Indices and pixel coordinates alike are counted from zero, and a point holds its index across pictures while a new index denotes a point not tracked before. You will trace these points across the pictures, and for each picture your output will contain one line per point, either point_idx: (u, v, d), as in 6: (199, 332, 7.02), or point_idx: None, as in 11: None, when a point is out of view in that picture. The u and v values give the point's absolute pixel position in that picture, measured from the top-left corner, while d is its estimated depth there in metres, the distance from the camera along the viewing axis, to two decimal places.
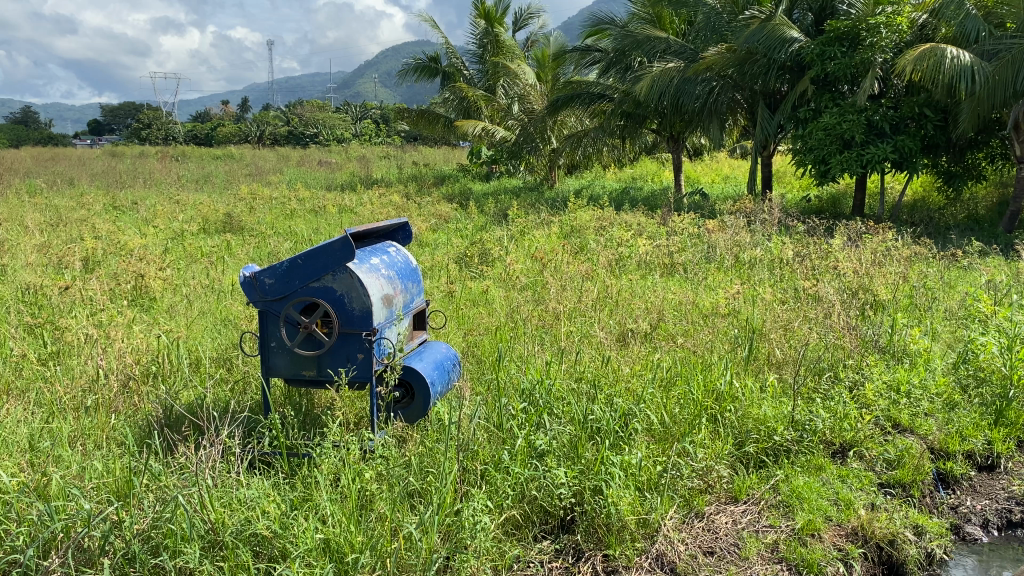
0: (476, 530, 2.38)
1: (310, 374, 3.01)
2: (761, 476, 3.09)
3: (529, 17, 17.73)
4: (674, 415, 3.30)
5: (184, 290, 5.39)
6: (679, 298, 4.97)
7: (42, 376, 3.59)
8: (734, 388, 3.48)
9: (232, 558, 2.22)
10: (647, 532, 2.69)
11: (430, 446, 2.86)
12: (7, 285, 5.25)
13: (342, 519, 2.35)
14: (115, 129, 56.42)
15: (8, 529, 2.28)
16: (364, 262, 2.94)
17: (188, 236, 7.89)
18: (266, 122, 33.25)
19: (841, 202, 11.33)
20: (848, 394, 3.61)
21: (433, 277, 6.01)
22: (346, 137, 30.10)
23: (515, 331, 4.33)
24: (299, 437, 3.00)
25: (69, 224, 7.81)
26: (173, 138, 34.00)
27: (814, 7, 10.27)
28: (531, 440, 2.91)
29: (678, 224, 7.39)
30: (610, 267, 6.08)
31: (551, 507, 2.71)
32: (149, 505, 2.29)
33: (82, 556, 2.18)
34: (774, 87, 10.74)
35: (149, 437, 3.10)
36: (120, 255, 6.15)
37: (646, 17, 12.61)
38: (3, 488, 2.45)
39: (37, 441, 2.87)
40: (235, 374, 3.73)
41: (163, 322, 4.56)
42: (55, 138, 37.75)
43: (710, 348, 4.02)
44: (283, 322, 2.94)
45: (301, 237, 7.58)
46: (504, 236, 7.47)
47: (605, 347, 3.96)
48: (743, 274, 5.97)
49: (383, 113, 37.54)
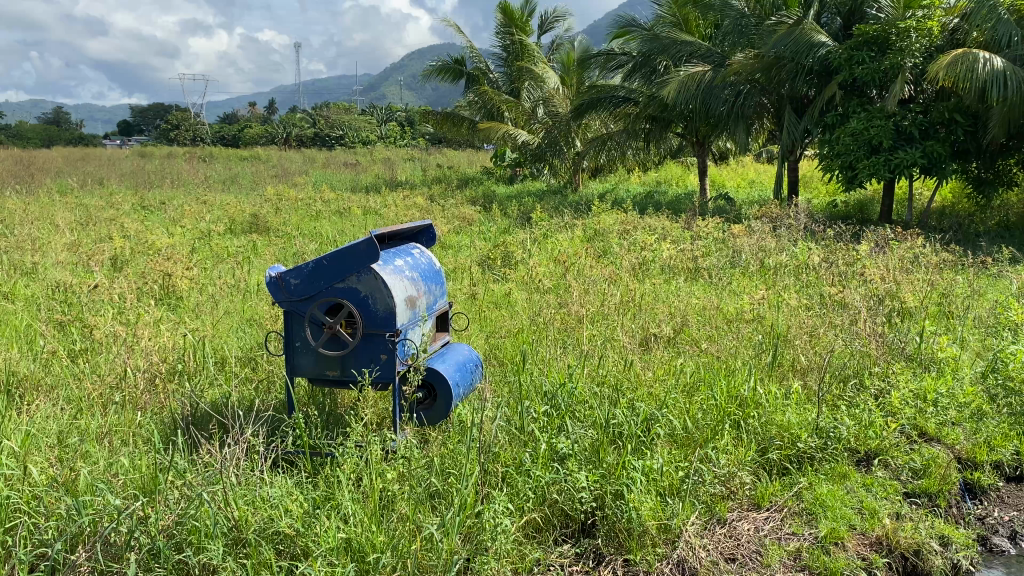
0: (497, 533, 2.36)
1: (334, 374, 3.02)
2: (785, 482, 3.06)
3: (554, 20, 17.72)
4: (697, 421, 3.28)
5: (211, 289, 5.44)
6: (704, 303, 4.95)
7: (71, 373, 3.65)
8: (759, 394, 3.47)
9: (255, 556, 2.24)
10: (668, 538, 2.67)
11: (453, 448, 2.89)
12: (38, 283, 5.33)
13: (364, 519, 2.36)
14: (144, 130, 56.94)
15: (37, 523, 2.33)
16: (388, 264, 2.96)
17: (215, 236, 7.97)
18: (293, 122, 33.48)
19: (868, 206, 11.23)
20: (873, 401, 3.57)
21: (455, 279, 6.05)
22: (372, 140, 30.38)
23: (538, 334, 4.36)
24: (322, 437, 3.02)
25: (99, 224, 7.95)
26: (200, 140, 34.49)
27: (843, 11, 10.17)
28: (552, 444, 2.90)
29: (702, 229, 7.35)
30: (633, 270, 6.05)
31: (572, 510, 2.70)
32: (173, 501, 2.31)
33: (110, 550, 2.19)
34: (801, 92, 10.64)
35: (174, 434, 3.14)
36: (148, 254, 6.22)
37: (672, 22, 12.55)
38: (33, 483, 2.50)
39: (66, 437, 2.91)
40: (259, 373, 3.78)
41: (190, 320, 4.63)
42: (85, 139, 38.39)
43: (734, 353, 4.01)
44: (308, 323, 2.97)
45: (326, 239, 7.63)
46: (527, 239, 7.48)
47: (629, 351, 3.94)
48: (768, 279, 5.92)
49: (408, 116, 37.67)
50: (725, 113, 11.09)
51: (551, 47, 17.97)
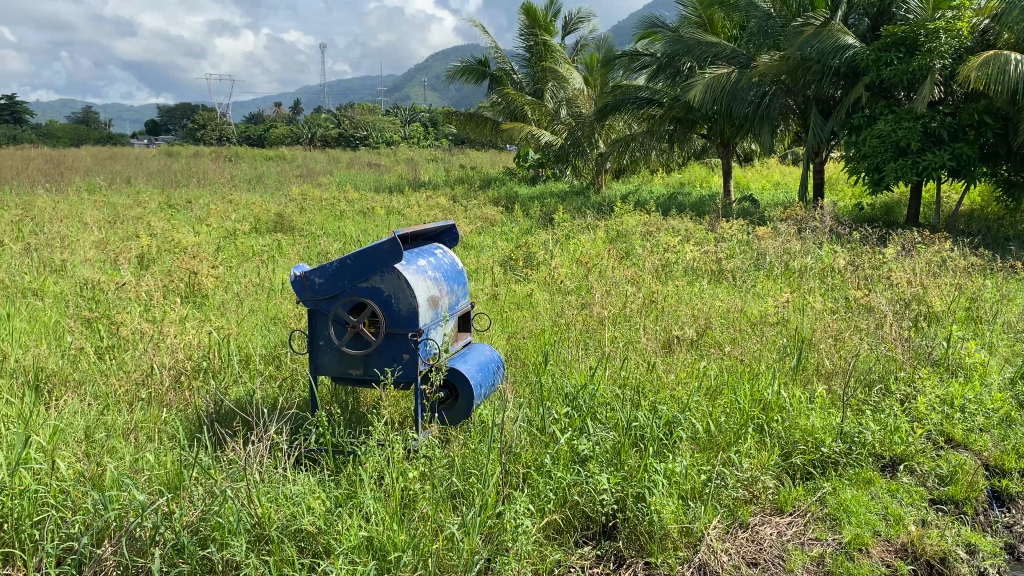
0: (519, 533, 2.35)
1: (357, 373, 3.04)
2: (808, 487, 3.04)
3: (578, 21, 17.70)
4: (720, 424, 3.27)
5: (236, 288, 5.49)
6: (727, 305, 4.92)
7: (98, 369, 3.70)
8: (782, 398, 3.45)
9: (277, 553, 2.26)
10: (690, 541, 2.65)
11: (474, 448, 2.90)
12: (66, 280, 5.40)
13: (385, 518, 2.37)
14: (171, 129, 57.52)
15: (65, 516, 2.36)
16: (411, 264, 2.98)
17: (240, 235, 8.04)
18: (318, 122, 33.68)
19: (895, 209, 11.11)
20: (899, 406, 3.53)
21: (477, 280, 6.06)
22: (395, 141, 30.50)
23: (560, 335, 4.36)
24: (345, 435, 3.04)
25: (126, 222, 8.05)
26: (226, 140, 34.82)
27: (871, 12, 10.07)
28: (573, 445, 2.90)
29: (727, 231, 7.31)
30: (656, 272, 6.03)
31: (592, 513, 2.69)
32: (197, 498, 2.34)
33: (135, 545, 2.22)
34: (827, 93, 10.54)
35: (199, 431, 3.17)
36: (174, 253, 6.29)
37: (697, 23, 12.49)
38: (60, 478, 2.54)
39: (93, 432, 2.95)
40: (283, 371, 3.81)
41: (215, 318, 4.67)
42: (113, 138, 38.87)
43: (758, 357, 3.98)
44: (331, 321, 2.98)
45: (349, 239, 7.67)
46: (549, 240, 7.48)
47: (651, 353, 3.93)
48: (793, 282, 5.88)
49: (432, 116, 37.79)
50: (750, 114, 10.99)
51: (575, 48, 17.95)
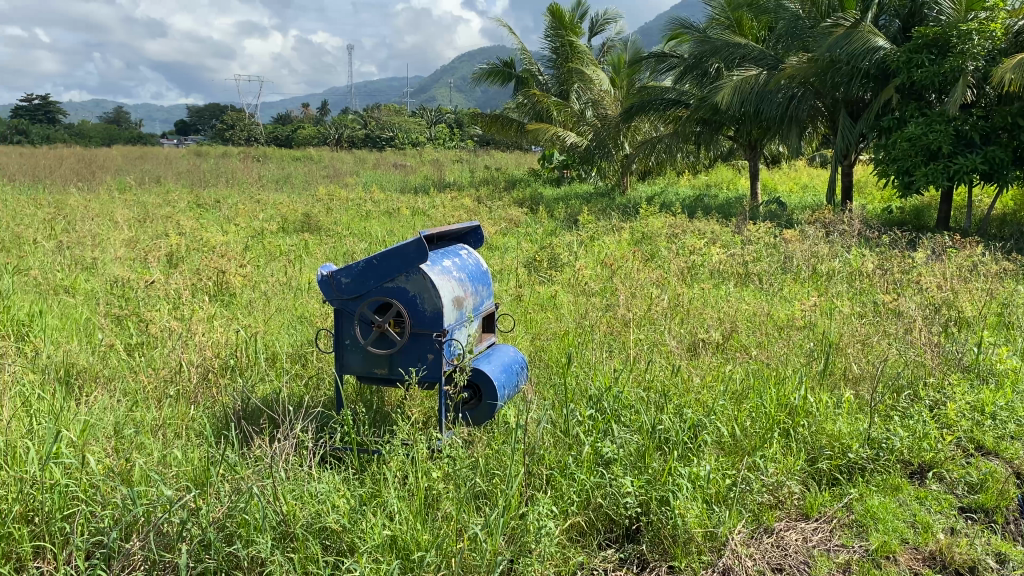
0: (541, 535, 2.34)
1: (382, 373, 3.05)
2: (834, 493, 3.01)
3: (605, 22, 17.67)
4: (745, 428, 3.25)
5: (263, 286, 5.54)
6: (754, 309, 4.89)
7: (127, 366, 3.74)
8: (809, 403, 3.43)
9: (302, 550, 2.28)
10: (714, 546, 2.64)
11: (497, 449, 2.91)
12: (97, 278, 5.48)
13: (409, 517, 2.38)
14: (200, 129, 58.19)
15: (94, 510, 2.40)
16: (436, 265, 2.99)
17: (268, 234, 8.11)
18: (345, 123, 33.90)
19: (925, 213, 10.97)
20: (928, 412, 3.48)
21: (501, 281, 6.07)
22: (421, 142, 30.62)
23: (584, 337, 4.36)
24: (370, 434, 3.06)
25: (156, 221, 8.16)
26: (254, 140, 35.17)
27: (902, 13, 9.94)
28: (597, 448, 2.90)
29: (753, 234, 7.26)
30: (681, 275, 6.00)
31: (616, 515, 2.68)
32: (224, 495, 2.37)
33: (162, 540, 2.25)
34: (856, 95, 10.44)
35: (226, 428, 3.20)
36: (203, 252, 6.36)
37: (725, 24, 12.42)
38: (90, 473, 2.58)
39: (122, 428, 2.99)
40: (309, 370, 3.84)
41: (242, 317, 4.71)
42: (144, 137, 39.40)
43: (785, 361, 3.96)
44: (357, 321, 3.00)
45: (375, 239, 7.71)
46: (574, 241, 7.47)
47: (676, 356, 3.91)
48: (820, 286, 5.82)
49: (458, 118, 37.89)
50: (778, 116, 10.91)
51: (602, 50, 17.91)
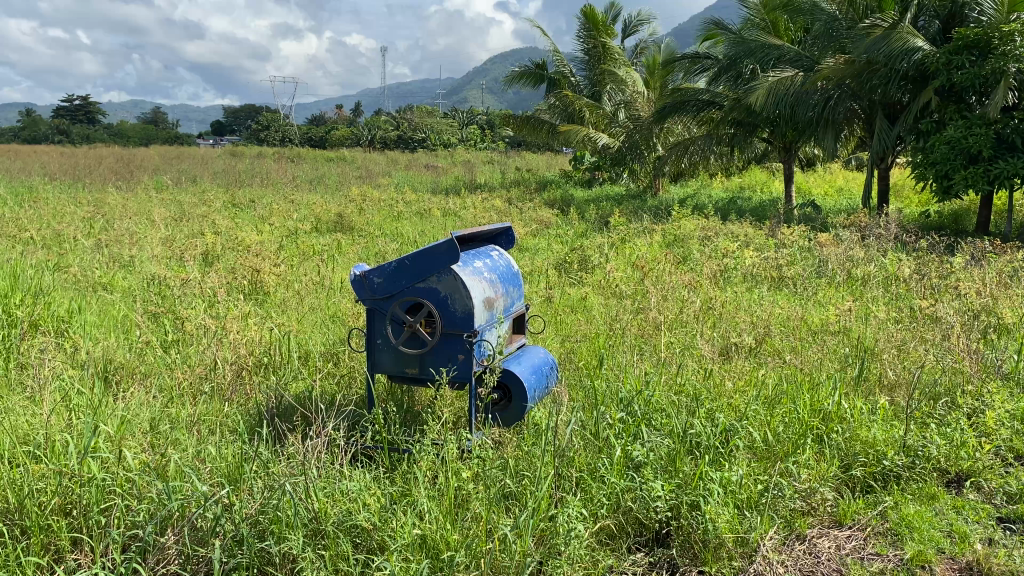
0: (571, 537, 2.32)
1: (413, 372, 3.07)
2: (868, 501, 2.96)
3: (638, 24, 17.60)
4: (778, 434, 3.22)
5: (297, 285, 5.60)
6: (787, 313, 4.83)
7: (163, 363, 3.80)
8: (843, 409, 3.39)
9: (333, 548, 2.30)
10: (745, 552, 2.62)
11: (527, 450, 2.91)
12: (135, 276, 5.58)
13: (439, 517, 2.39)
14: (235, 130, 58.97)
15: (131, 504, 2.44)
16: (468, 265, 3.00)
17: (301, 234, 8.19)
18: (377, 125, 34.14)
19: (964, 217, 10.77)
20: (966, 420, 3.41)
21: (532, 282, 6.08)
22: (453, 143, 30.73)
23: (614, 340, 4.34)
24: (400, 433, 3.08)
25: (192, 220, 8.28)
26: (288, 141, 35.56)
27: (942, 14, 9.77)
28: (628, 451, 2.88)
29: (787, 237, 7.19)
30: (714, 278, 5.96)
31: (646, 519, 2.67)
32: (257, 492, 2.39)
33: (196, 535, 2.28)
34: (894, 98, 10.29)
35: (259, 425, 3.24)
36: (238, 251, 6.44)
37: (760, 26, 12.31)
38: (126, 467, 2.62)
39: (158, 424, 3.03)
40: (341, 369, 3.87)
41: (276, 315, 4.76)
42: (181, 138, 40.02)
43: (819, 366, 3.91)
44: (389, 320, 3.02)
45: (407, 239, 7.75)
46: (605, 243, 7.45)
47: (708, 360, 3.88)
48: (856, 290, 5.74)
49: (489, 119, 37.96)
50: (814, 118, 10.78)
51: (634, 51, 17.84)
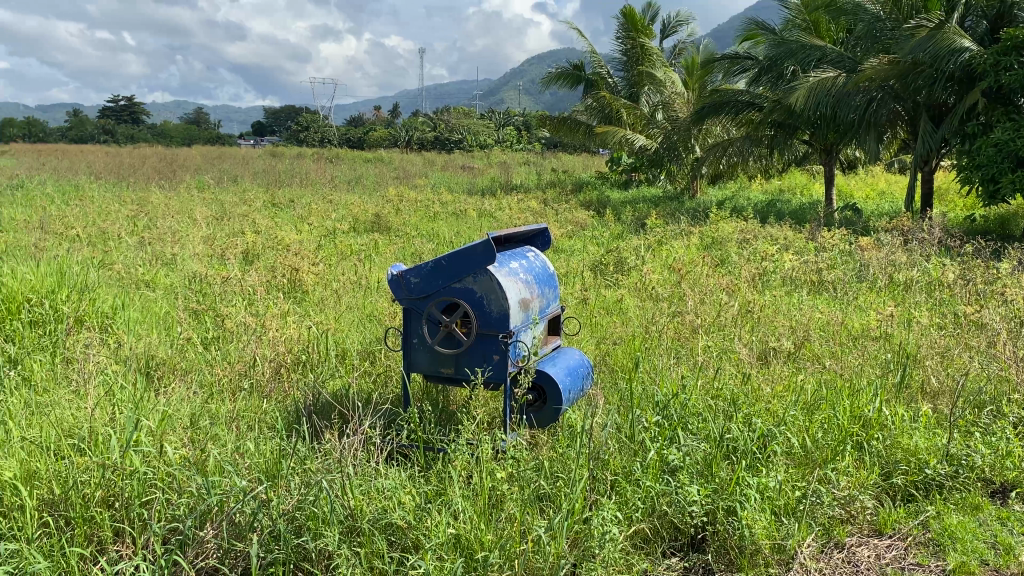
0: (605, 540, 2.31)
1: (448, 372, 3.08)
2: (910, 510, 2.90)
3: (677, 25, 17.49)
4: (816, 440, 3.18)
5: (334, 284, 5.65)
6: (828, 317, 4.76)
7: (204, 359, 3.87)
8: (884, 415, 3.33)
9: (368, 545, 2.31)
10: (782, 559, 2.58)
11: (561, 452, 2.90)
12: (177, 274, 5.67)
13: (473, 517, 2.39)
14: (275, 130, 59.73)
15: (171, 498, 2.48)
16: (503, 266, 3.00)
17: (339, 234, 8.27)
18: (414, 125, 34.36)
19: (1012, 222, 10.52)
20: (1012, 429, 3.33)
21: (567, 283, 6.07)
22: (489, 144, 30.82)
23: (651, 343, 4.32)
24: (435, 433, 3.09)
25: (233, 219, 8.40)
26: (327, 142, 35.92)
27: (990, 14, 9.56)
28: (663, 455, 2.86)
29: (827, 241, 7.08)
30: (752, 282, 5.89)
31: (682, 524, 2.65)
32: (294, 488, 2.42)
33: (235, 529, 2.31)
34: (939, 99, 10.08)
35: (297, 422, 3.28)
36: (277, 250, 6.52)
37: (801, 26, 12.15)
38: (167, 460, 2.67)
39: (198, 419, 3.08)
40: (377, 367, 3.90)
41: (314, 314, 4.81)
42: (222, 138, 40.64)
43: (859, 372, 3.85)
44: (425, 320, 3.03)
45: (443, 240, 7.78)
46: (642, 246, 7.40)
47: (746, 364, 3.84)
48: (898, 295, 5.64)
49: (526, 120, 37.98)
50: (856, 120, 10.60)
51: (673, 52, 17.73)
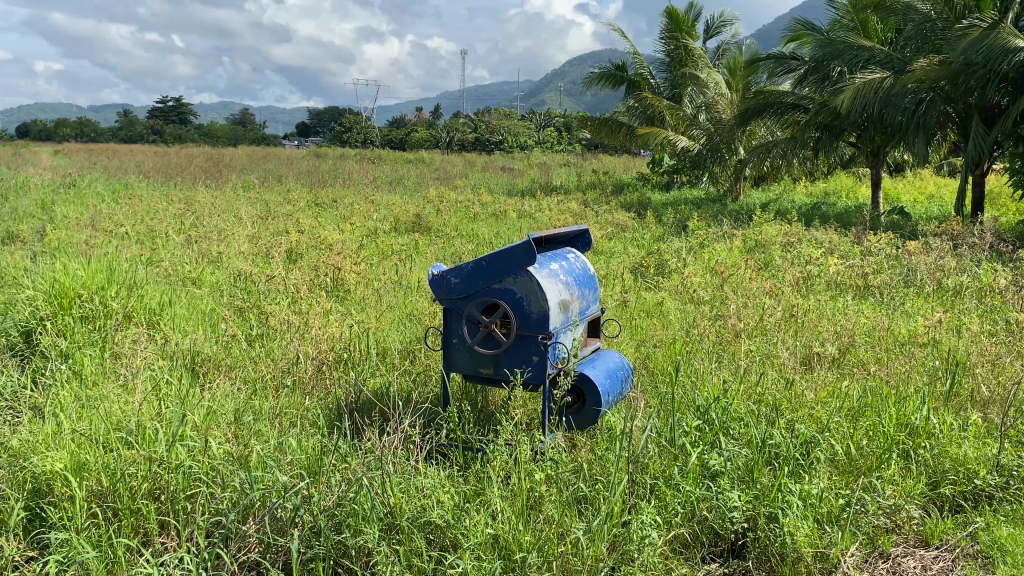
0: (644, 544, 2.30)
1: (488, 372, 3.09)
2: (958, 521, 2.82)
3: (721, 25, 17.32)
4: (861, 447, 3.12)
5: (375, 284, 5.71)
6: (873, 323, 4.68)
7: (248, 356, 3.93)
8: (932, 424, 3.25)
9: (407, 543, 2.33)
10: (825, 567, 2.52)
11: (601, 455, 2.90)
12: (223, 271, 5.77)
13: (511, 518, 2.39)
14: (318, 131, 60.45)
15: (215, 492, 2.53)
16: (544, 267, 3.00)
17: (380, 233, 8.34)
18: (455, 126, 34.51)
19: None
20: None
21: (607, 285, 6.04)
22: (530, 145, 30.83)
23: (692, 346, 4.28)
24: (474, 433, 3.10)
25: (277, 219, 8.52)
26: (369, 142, 36.25)
27: None
28: (704, 460, 2.84)
29: (873, 245, 6.96)
30: (796, 285, 5.81)
31: (722, 529, 2.62)
32: (335, 485, 2.45)
33: (276, 524, 2.35)
34: (991, 100, 9.83)
35: (338, 419, 3.31)
36: (319, 249, 6.60)
37: (849, 27, 11.95)
38: (211, 455, 2.72)
39: (242, 415, 3.13)
40: (418, 366, 3.93)
41: (356, 313, 4.86)
42: (266, 139, 41.26)
43: (906, 379, 3.76)
44: (465, 320, 3.05)
45: (483, 240, 7.80)
46: (683, 248, 7.35)
47: (789, 370, 3.79)
48: (947, 301, 5.51)
49: (567, 122, 37.92)
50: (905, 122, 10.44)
51: (717, 53, 17.56)
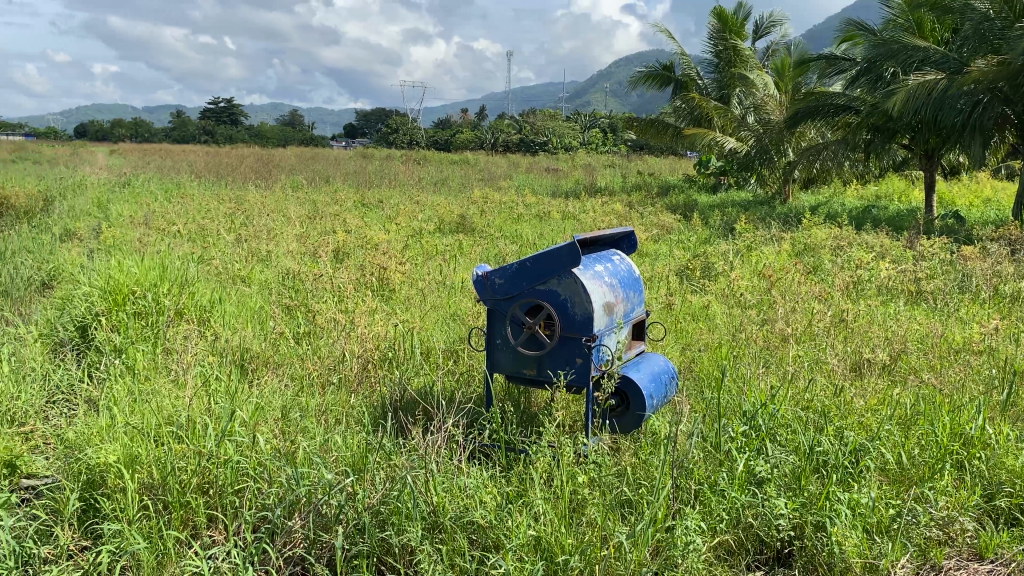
0: (689, 550, 2.27)
1: (531, 373, 3.08)
2: (1014, 534, 2.73)
3: (771, 26, 17.10)
4: (913, 457, 3.05)
5: (420, 284, 5.75)
6: (925, 329, 4.57)
7: (295, 353, 3.99)
8: (988, 434, 3.16)
9: (450, 543, 2.34)
10: None
11: (644, 459, 2.87)
12: (272, 270, 5.87)
13: (553, 519, 2.39)
14: (365, 133, 61.08)
15: (261, 487, 2.56)
16: (588, 269, 2.99)
17: (425, 234, 8.41)
18: (500, 127, 34.59)
19: None
20: None
21: (652, 287, 6.00)
22: (574, 146, 30.75)
23: (738, 351, 4.23)
24: (518, 434, 3.10)
25: (324, 218, 8.63)
26: (415, 143, 36.52)
27: None
28: (750, 466, 2.80)
29: (926, 249, 6.80)
30: (845, 290, 5.71)
31: (767, 537, 2.59)
32: (379, 483, 2.47)
33: (321, 520, 2.37)
34: None
35: (382, 417, 3.34)
36: (365, 248, 6.68)
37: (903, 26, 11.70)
38: (259, 450, 2.76)
39: (289, 411, 3.18)
40: (461, 366, 3.94)
41: (401, 312, 4.90)
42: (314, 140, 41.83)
43: (960, 388, 3.67)
44: (509, 321, 3.05)
45: (527, 241, 7.81)
46: (729, 251, 7.26)
47: (838, 376, 3.72)
48: (1003, 307, 5.36)
49: (612, 123, 37.77)
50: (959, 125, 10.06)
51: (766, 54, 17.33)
